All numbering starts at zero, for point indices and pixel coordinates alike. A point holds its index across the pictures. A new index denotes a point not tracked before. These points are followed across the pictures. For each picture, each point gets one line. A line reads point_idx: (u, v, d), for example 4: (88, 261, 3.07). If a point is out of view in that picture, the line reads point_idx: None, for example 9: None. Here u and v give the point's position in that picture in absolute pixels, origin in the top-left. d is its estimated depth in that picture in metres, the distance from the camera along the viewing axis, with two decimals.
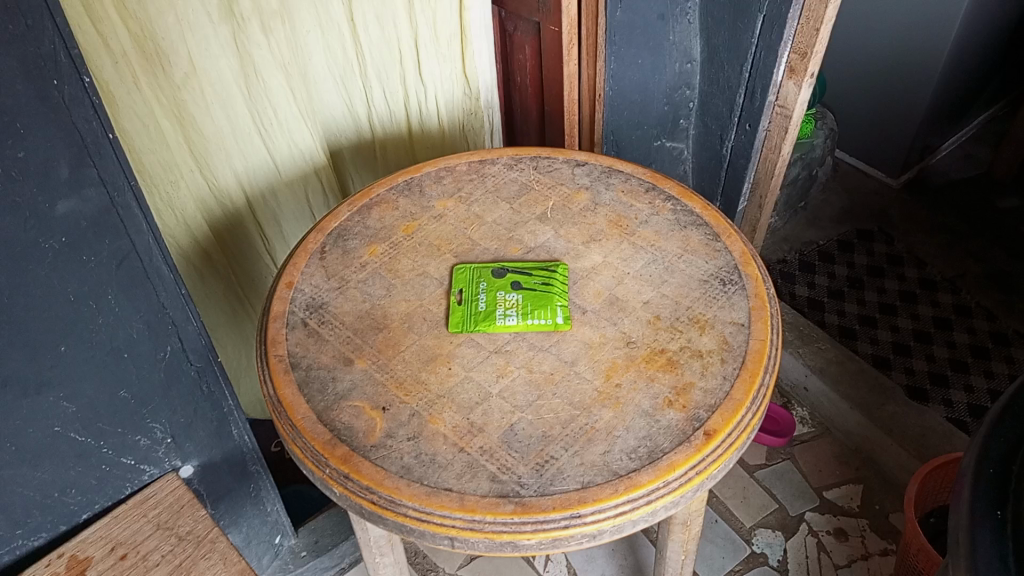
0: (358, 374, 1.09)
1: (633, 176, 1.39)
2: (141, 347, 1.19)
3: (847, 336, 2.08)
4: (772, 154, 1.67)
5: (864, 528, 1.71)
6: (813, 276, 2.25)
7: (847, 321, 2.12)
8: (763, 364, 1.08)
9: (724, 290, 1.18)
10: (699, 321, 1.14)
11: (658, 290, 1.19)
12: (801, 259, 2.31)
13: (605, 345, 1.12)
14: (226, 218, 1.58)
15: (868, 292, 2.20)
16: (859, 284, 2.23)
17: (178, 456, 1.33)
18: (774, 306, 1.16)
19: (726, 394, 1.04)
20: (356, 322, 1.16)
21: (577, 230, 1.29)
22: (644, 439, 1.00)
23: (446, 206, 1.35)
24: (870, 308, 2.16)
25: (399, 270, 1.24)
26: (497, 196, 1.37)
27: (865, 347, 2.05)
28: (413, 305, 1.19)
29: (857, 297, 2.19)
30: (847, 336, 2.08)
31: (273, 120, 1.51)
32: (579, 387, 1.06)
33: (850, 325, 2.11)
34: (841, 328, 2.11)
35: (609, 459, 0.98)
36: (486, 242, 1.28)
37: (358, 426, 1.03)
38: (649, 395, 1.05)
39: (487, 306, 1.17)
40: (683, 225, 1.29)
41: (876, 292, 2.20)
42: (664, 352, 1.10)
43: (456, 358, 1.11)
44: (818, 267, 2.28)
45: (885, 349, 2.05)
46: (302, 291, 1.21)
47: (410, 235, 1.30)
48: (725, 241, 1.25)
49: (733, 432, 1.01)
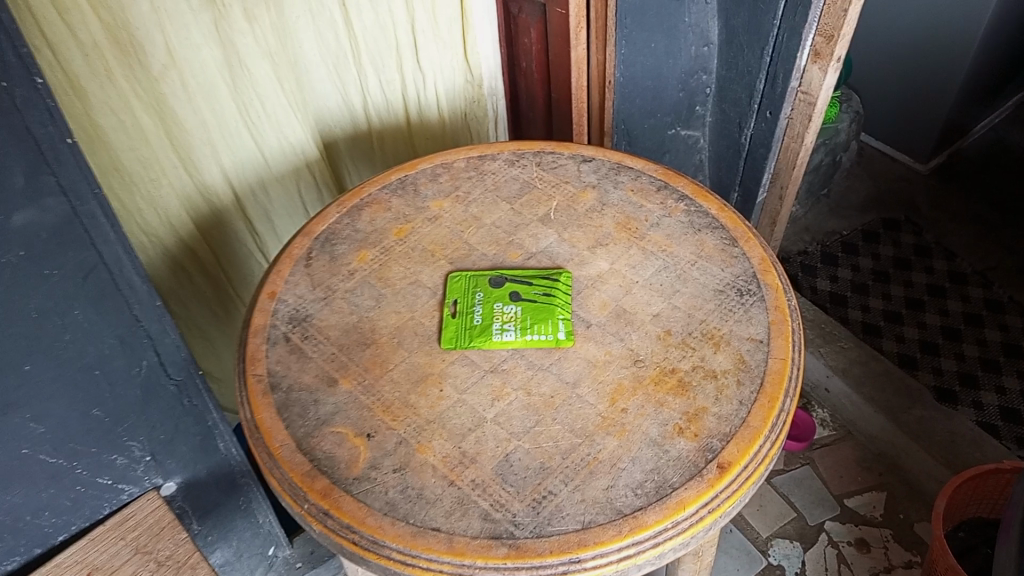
0: (342, 396, 1.01)
1: (644, 174, 1.29)
2: (114, 362, 1.11)
3: (871, 333, 1.97)
4: (794, 143, 1.57)
5: (888, 539, 1.63)
6: (835, 270, 2.13)
7: (872, 317, 2.01)
8: (785, 387, 0.98)
9: (741, 301, 1.08)
10: (713, 337, 1.04)
11: (669, 301, 1.09)
12: (823, 251, 2.19)
13: (610, 364, 1.02)
14: (215, 217, 1.49)
15: (894, 286, 2.09)
16: (884, 278, 2.11)
17: (160, 474, 1.26)
18: (796, 319, 1.06)
19: (742, 421, 0.95)
20: (342, 337, 1.08)
21: (583, 234, 1.20)
22: (651, 472, 0.91)
23: (442, 206, 1.26)
24: (896, 303, 2.05)
25: (389, 278, 1.15)
26: (497, 195, 1.27)
27: (890, 345, 1.94)
28: (404, 318, 1.10)
29: (882, 291, 2.08)
30: (871, 333, 1.97)
31: (260, 111, 1.42)
32: (581, 412, 0.98)
33: (875, 322, 2.00)
34: (865, 324, 2.00)
35: (613, 495, 0.90)
36: (483, 246, 1.19)
37: (341, 455, 0.95)
38: (658, 422, 0.96)
39: (483, 319, 1.08)
40: (698, 228, 1.19)
41: (903, 286, 2.09)
42: (675, 371, 1.01)
43: (448, 378, 1.02)
44: (841, 258, 2.16)
45: (912, 347, 1.94)
46: (285, 302, 1.12)
47: (402, 239, 1.21)
48: (743, 246, 1.15)
49: (750, 464, 0.92)
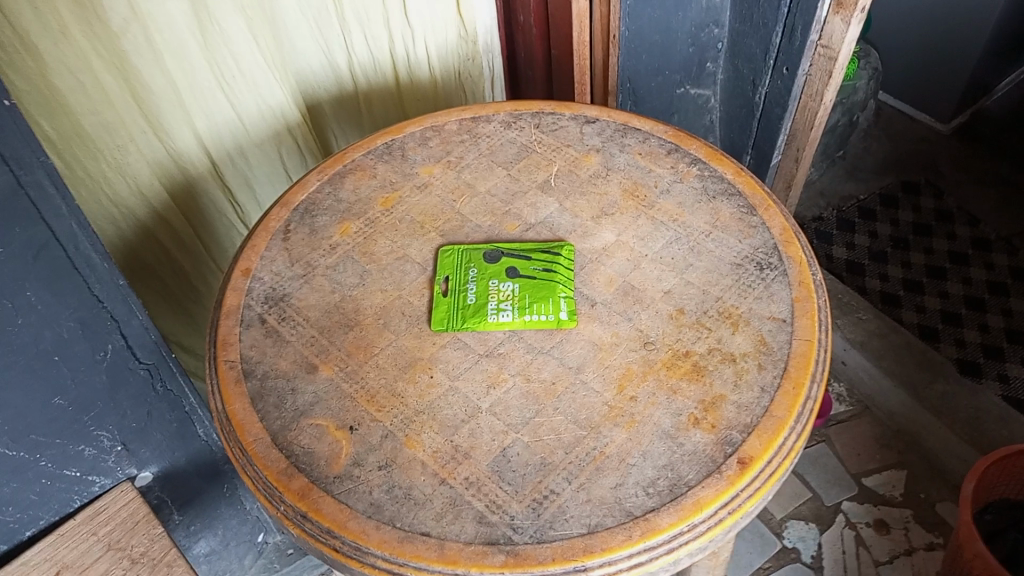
0: (322, 384, 0.92)
1: (653, 136, 1.17)
2: (76, 347, 1.02)
3: (890, 304, 1.87)
4: (813, 102, 1.46)
5: (909, 520, 1.55)
6: (851, 237, 2.02)
7: (890, 287, 1.91)
8: (811, 372, 0.89)
9: (761, 276, 0.98)
10: (730, 317, 0.94)
11: (681, 276, 0.99)
12: (839, 216, 2.08)
13: (617, 347, 0.93)
14: (191, 186, 1.39)
15: (913, 254, 1.98)
16: (904, 245, 2.00)
17: (133, 463, 1.17)
18: (822, 295, 0.96)
19: (765, 411, 0.86)
20: (323, 319, 0.98)
21: (586, 203, 1.09)
22: (664, 469, 0.82)
23: (432, 172, 1.15)
24: (916, 272, 1.94)
25: (374, 253, 1.05)
26: (492, 160, 1.16)
27: (910, 316, 1.85)
28: (390, 296, 1.00)
29: (901, 259, 1.97)
30: (890, 304, 1.87)
31: (234, 70, 1.31)
32: (585, 401, 0.88)
33: (893, 292, 1.90)
34: (883, 294, 1.90)
35: (622, 495, 0.81)
36: (478, 217, 1.09)
37: (321, 451, 0.86)
38: (670, 412, 0.87)
39: (478, 298, 0.99)
40: (712, 195, 1.08)
41: (923, 253, 1.98)
42: (690, 355, 0.91)
43: (439, 364, 0.93)
44: (857, 224, 2.05)
45: (933, 318, 1.84)
46: (260, 280, 1.03)
47: (389, 209, 1.10)
48: (762, 214, 1.05)
49: (775, 459, 0.83)
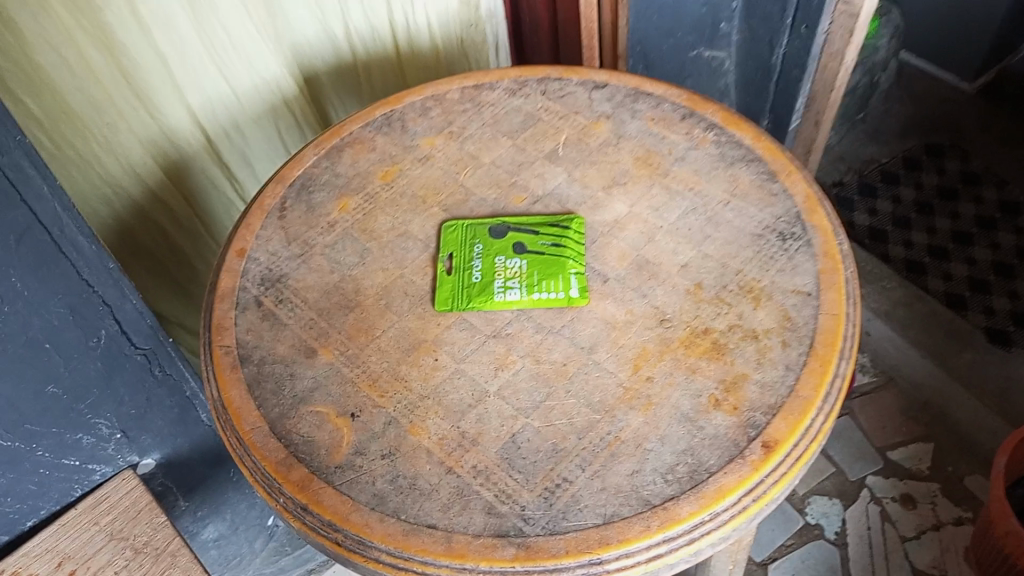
0: (322, 369, 0.87)
1: (666, 100, 1.10)
2: (67, 334, 0.97)
3: (914, 272, 1.81)
4: (834, 62, 1.40)
5: (936, 494, 1.50)
6: (873, 202, 1.96)
7: (914, 254, 1.84)
8: (839, 349, 0.84)
9: (783, 247, 0.93)
10: (751, 292, 0.89)
11: (698, 249, 0.94)
12: (860, 181, 2.01)
13: (632, 325, 0.88)
14: (187, 164, 1.34)
15: (938, 219, 1.91)
16: (928, 211, 1.93)
17: (135, 451, 1.13)
18: (849, 266, 0.91)
19: (790, 391, 0.81)
20: (322, 300, 0.94)
21: (597, 172, 1.04)
22: (684, 454, 0.78)
23: (434, 144, 1.10)
24: (941, 238, 1.87)
25: (375, 230, 1.00)
26: (497, 129, 1.11)
27: (935, 284, 1.78)
28: (392, 275, 0.96)
29: (926, 225, 1.90)
30: (914, 272, 1.81)
31: (226, 41, 1.25)
32: (599, 382, 0.84)
33: (918, 259, 1.83)
34: (907, 262, 1.83)
35: (639, 482, 0.76)
36: (482, 190, 1.04)
37: (321, 439, 0.82)
38: (689, 393, 0.82)
39: (484, 276, 0.94)
40: (730, 162, 1.02)
41: (949, 219, 1.91)
42: (709, 333, 0.86)
43: (444, 346, 0.88)
44: (880, 189, 1.98)
45: (960, 286, 1.78)
46: (256, 261, 0.98)
47: (389, 183, 1.05)
48: (783, 181, 0.99)
49: (801, 443, 0.78)
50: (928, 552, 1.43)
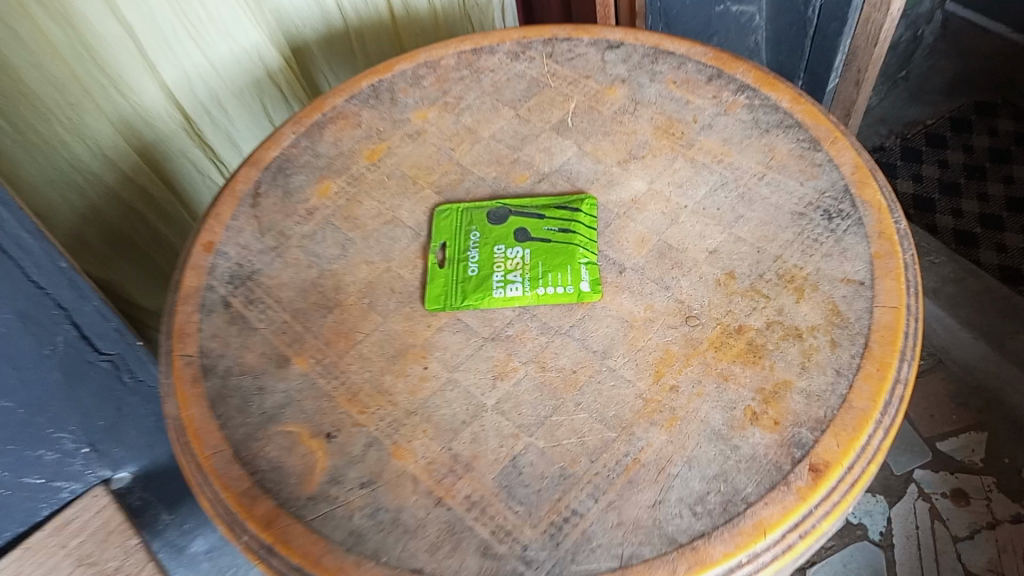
0: (295, 381, 0.76)
1: (690, 60, 0.96)
2: (17, 342, 0.87)
3: (965, 244, 1.61)
4: (878, 13, 1.24)
5: (990, 489, 1.35)
6: (918, 167, 1.74)
7: (965, 224, 1.64)
8: (899, 349, 0.71)
9: (829, 227, 0.79)
10: (793, 281, 0.76)
11: (729, 232, 0.81)
12: (904, 145, 1.78)
13: (652, 324, 0.75)
14: (165, 147, 1.23)
15: (991, 183, 1.70)
16: (980, 174, 1.72)
17: (107, 464, 1.04)
18: (909, 249, 0.77)
19: (843, 402, 0.68)
20: (297, 300, 0.82)
21: (611, 145, 0.90)
22: (715, 480, 0.65)
23: (426, 117, 0.97)
24: (994, 205, 1.67)
25: (358, 217, 0.88)
26: (497, 98, 0.97)
27: (989, 258, 1.59)
28: (377, 270, 0.84)
29: (976, 191, 1.69)
30: (965, 244, 1.61)
31: (200, 8, 1.13)
32: (614, 394, 0.71)
33: (969, 230, 1.63)
34: (957, 233, 1.63)
35: (662, 515, 0.64)
36: (481, 168, 0.91)
37: (291, 465, 0.70)
38: (721, 405, 0.70)
39: (480, 270, 0.81)
40: (764, 128, 0.88)
41: (1002, 184, 1.70)
42: (743, 332, 0.74)
43: (435, 352, 0.76)
44: (925, 152, 1.76)
45: (1016, 259, 1.58)
46: (225, 255, 0.86)
47: (375, 163, 0.93)
48: (828, 149, 0.85)
49: (858, 464, 0.66)
50: (982, 554, 1.28)
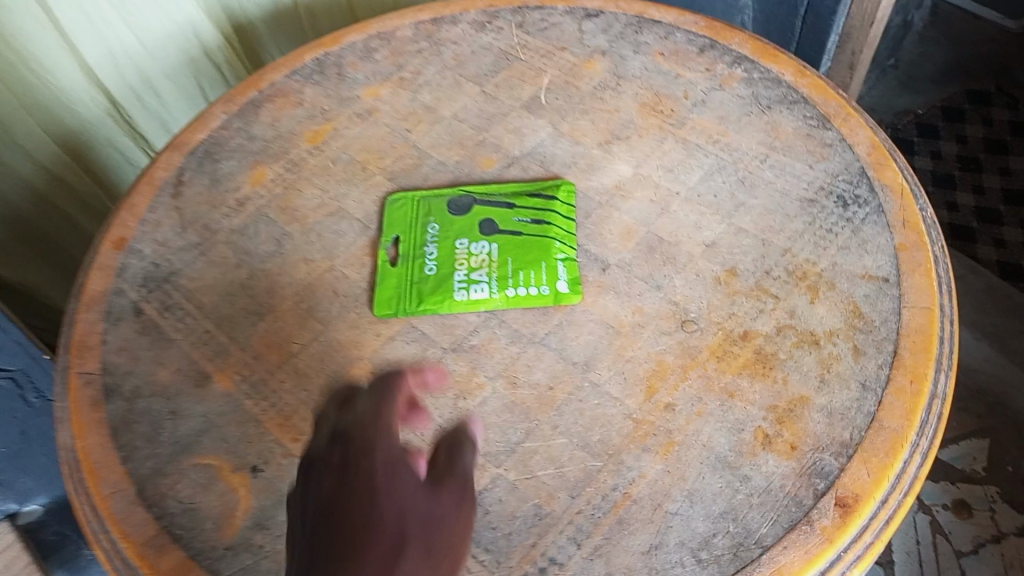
0: (216, 403, 0.63)
1: (678, 29, 0.85)
2: None
3: (962, 238, 1.47)
4: None
5: (995, 498, 1.11)
6: (936, 145, 1.60)
7: (962, 218, 1.50)
8: (935, 359, 0.60)
9: (845, 215, 0.68)
10: (805, 279, 0.65)
11: (729, 222, 0.69)
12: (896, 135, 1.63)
13: (642, 331, 0.64)
14: (88, 134, 1.09)
15: (1014, 158, 1.57)
16: (1002, 150, 1.59)
17: (11, 497, 0.89)
18: (938, 241, 0.66)
19: (871, 421, 0.57)
20: (223, 306, 0.69)
21: (590, 124, 0.79)
22: (722, 519, 0.54)
23: (379, 95, 0.84)
24: (992, 198, 1.53)
25: (297, 209, 0.76)
26: (460, 73, 0.85)
27: (987, 252, 1.45)
28: (318, 269, 0.71)
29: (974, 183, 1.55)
30: (963, 239, 1.47)
31: None
32: (599, 414, 0.60)
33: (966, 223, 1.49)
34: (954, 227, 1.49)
35: (657, 564, 0.53)
36: (441, 151, 0.79)
37: (207, 507, 0.58)
38: (726, 427, 0.58)
39: (439, 268, 0.69)
40: (765, 105, 0.77)
41: (1001, 175, 1.56)
42: (749, 338, 0.62)
43: (386, 366, 0.64)
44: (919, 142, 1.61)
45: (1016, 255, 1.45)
46: (138, 253, 0.73)
47: (318, 147, 0.80)
48: (839, 128, 0.74)
49: (892, 498, 0.54)
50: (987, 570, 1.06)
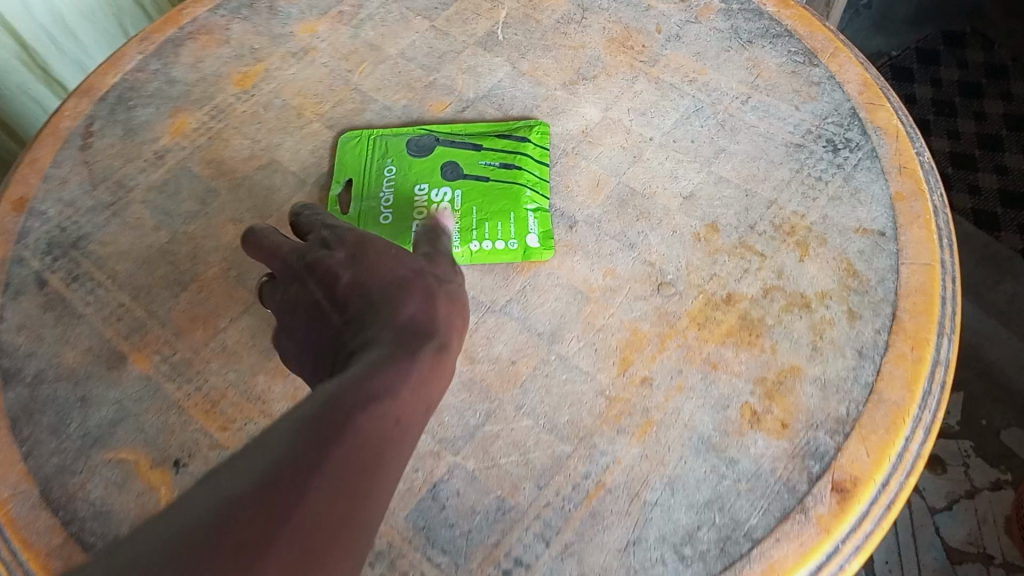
0: (133, 387, 0.56)
1: None
2: None
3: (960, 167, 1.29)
4: None
5: (968, 452, 1.02)
6: (910, 89, 1.38)
7: (962, 147, 1.31)
8: (937, 321, 0.54)
9: (835, 161, 0.62)
10: (794, 234, 0.58)
11: (708, 171, 0.62)
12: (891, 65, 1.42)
13: (614, 296, 0.57)
14: None
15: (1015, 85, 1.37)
16: (1001, 79, 1.38)
17: None
18: (937, 189, 0.60)
19: (869, 394, 0.51)
20: (140, 274, 0.61)
21: (554, 63, 0.71)
22: (706, 509, 0.48)
23: (316, 31, 0.75)
24: (996, 125, 1.33)
25: (225, 162, 0.67)
26: (407, 6, 0.76)
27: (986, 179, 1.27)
28: (249, 231, 0.63)
29: (975, 109, 1.35)
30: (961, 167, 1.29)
31: None
32: (568, 392, 0.53)
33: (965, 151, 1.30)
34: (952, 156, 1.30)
35: (635, 563, 0.47)
36: (387, 95, 0.70)
37: (123, 509, 0.51)
38: (709, 404, 0.52)
39: (396, 214, 0.61)
40: (746, 38, 0.70)
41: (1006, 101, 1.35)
42: (733, 302, 0.56)
43: None
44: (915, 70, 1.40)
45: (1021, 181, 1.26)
46: (41, 216, 0.64)
47: (248, 91, 0.71)
48: (828, 64, 0.67)
49: (894, 480, 0.49)
50: (962, 528, 0.97)
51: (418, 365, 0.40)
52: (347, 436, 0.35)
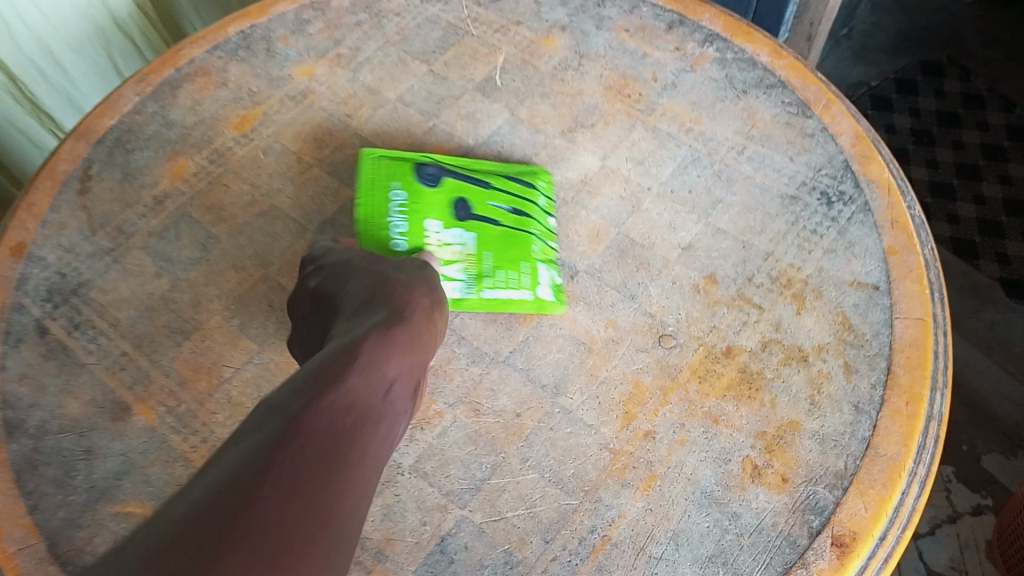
0: (137, 439, 0.56)
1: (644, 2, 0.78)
2: None
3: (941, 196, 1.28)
4: None
5: (950, 477, 1.04)
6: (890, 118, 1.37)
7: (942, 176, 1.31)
8: (930, 376, 0.56)
9: (829, 214, 0.63)
10: (790, 286, 0.60)
11: (706, 222, 0.64)
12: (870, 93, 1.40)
13: (616, 348, 0.58)
14: None
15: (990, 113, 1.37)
16: (976, 105, 1.39)
17: None
18: (927, 242, 0.62)
19: (866, 448, 0.53)
20: (142, 322, 0.61)
21: (551, 109, 0.72)
22: (711, 564, 0.49)
23: (313, 74, 0.76)
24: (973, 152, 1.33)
25: (225, 208, 0.67)
26: (404, 49, 0.77)
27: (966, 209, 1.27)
28: (251, 278, 0.63)
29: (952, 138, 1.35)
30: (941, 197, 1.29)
31: None
32: (572, 445, 0.54)
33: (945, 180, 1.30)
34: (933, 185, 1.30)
35: None
36: (386, 140, 0.71)
37: None
38: (711, 458, 0.53)
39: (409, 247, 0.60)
40: (739, 88, 0.71)
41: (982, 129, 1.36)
42: (733, 355, 0.57)
43: None
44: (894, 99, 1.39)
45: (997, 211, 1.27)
46: (40, 262, 0.63)
47: (246, 135, 0.71)
48: (819, 115, 0.69)
49: (891, 534, 0.51)
50: (944, 554, 0.99)
51: (366, 355, 0.44)
52: (304, 426, 0.38)
